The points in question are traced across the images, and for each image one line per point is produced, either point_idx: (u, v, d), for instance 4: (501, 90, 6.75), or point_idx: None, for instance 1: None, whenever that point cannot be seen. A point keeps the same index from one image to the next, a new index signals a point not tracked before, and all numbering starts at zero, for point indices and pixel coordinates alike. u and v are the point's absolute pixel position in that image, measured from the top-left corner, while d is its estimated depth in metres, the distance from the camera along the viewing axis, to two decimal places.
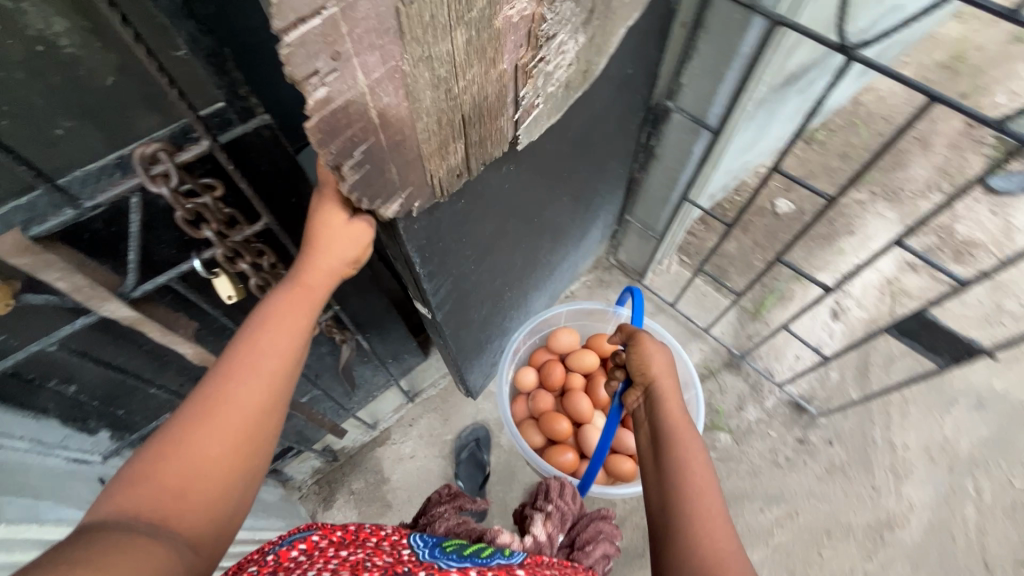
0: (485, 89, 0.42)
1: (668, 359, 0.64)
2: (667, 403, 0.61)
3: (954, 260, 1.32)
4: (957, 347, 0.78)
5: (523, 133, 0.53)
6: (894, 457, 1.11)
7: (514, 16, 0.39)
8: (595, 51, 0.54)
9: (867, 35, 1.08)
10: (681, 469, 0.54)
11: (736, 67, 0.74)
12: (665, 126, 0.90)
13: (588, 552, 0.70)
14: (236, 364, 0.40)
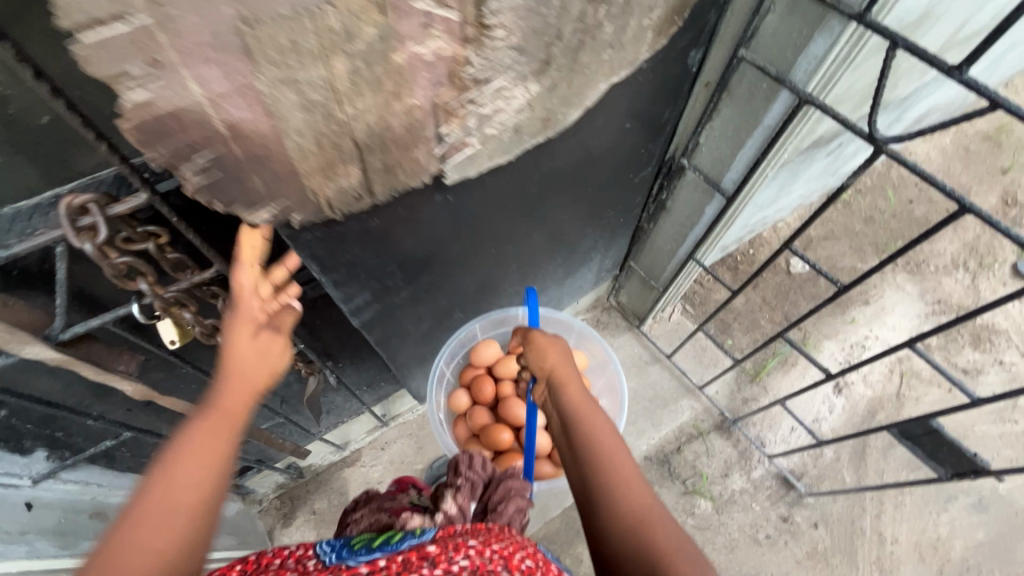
0: (386, 120, 0.41)
1: (565, 352, 0.72)
2: (571, 391, 0.68)
3: (972, 345, 1.25)
4: (961, 461, 0.73)
5: (450, 168, 0.51)
6: (881, 552, 1.05)
7: (427, 54, 0.38)
8: (557, 100, 0.52)
9: (903, 103, 1.03)
10: (596, 444, 0.61)
11: (758, 136, 0.69)
12: (678, 182, 0.85)
13: (500, 511, 0.64)
14: (151, 501, 0.36)
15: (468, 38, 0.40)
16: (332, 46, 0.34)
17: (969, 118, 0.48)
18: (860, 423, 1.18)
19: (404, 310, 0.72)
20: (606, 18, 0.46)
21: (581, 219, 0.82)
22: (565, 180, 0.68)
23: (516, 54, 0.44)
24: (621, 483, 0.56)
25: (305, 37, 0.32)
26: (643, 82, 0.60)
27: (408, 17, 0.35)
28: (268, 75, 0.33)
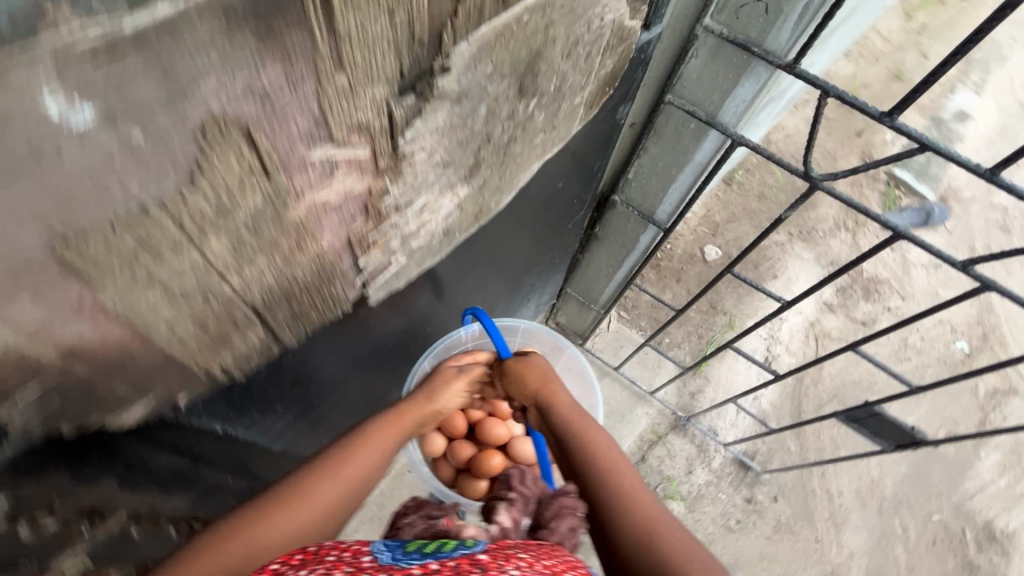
0: (285, 275, 0.30)
1: (545, 368, 0.66)
2: (562, 408, 0.63)
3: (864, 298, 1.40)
4: (900, 433, 0.80)
5: (374, 290, 0.38)
6: (832, 507, 1.15)
7: (331, 198, 0.29)
8: (491, 192, 0.42)
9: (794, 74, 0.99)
10: (597, 462, 0.57)
11: (689, 172, 0.68)
12: (609, 215, 0.83)
13: (551, 527, 0.51)
14: (330, 466, 0.48)
15: (382, 168, 0.29)
16: (199, 230, 0.25)
17: (902, 157, 0.51)
18: (796, 408, 1.22)
19: (331, 412, 0.59)
20: (538, 106, 0.37)
21: (518, 274, 0.78)
22: (505, 250, 0.63)
23: (440, 169, 0.33)
24: (628, 499, 0.52)
25: (157, 230, 0.23)
26: (573, 147, 0.53)
27: (303, 171, 0.26)
28: (113, 284, 0.24)
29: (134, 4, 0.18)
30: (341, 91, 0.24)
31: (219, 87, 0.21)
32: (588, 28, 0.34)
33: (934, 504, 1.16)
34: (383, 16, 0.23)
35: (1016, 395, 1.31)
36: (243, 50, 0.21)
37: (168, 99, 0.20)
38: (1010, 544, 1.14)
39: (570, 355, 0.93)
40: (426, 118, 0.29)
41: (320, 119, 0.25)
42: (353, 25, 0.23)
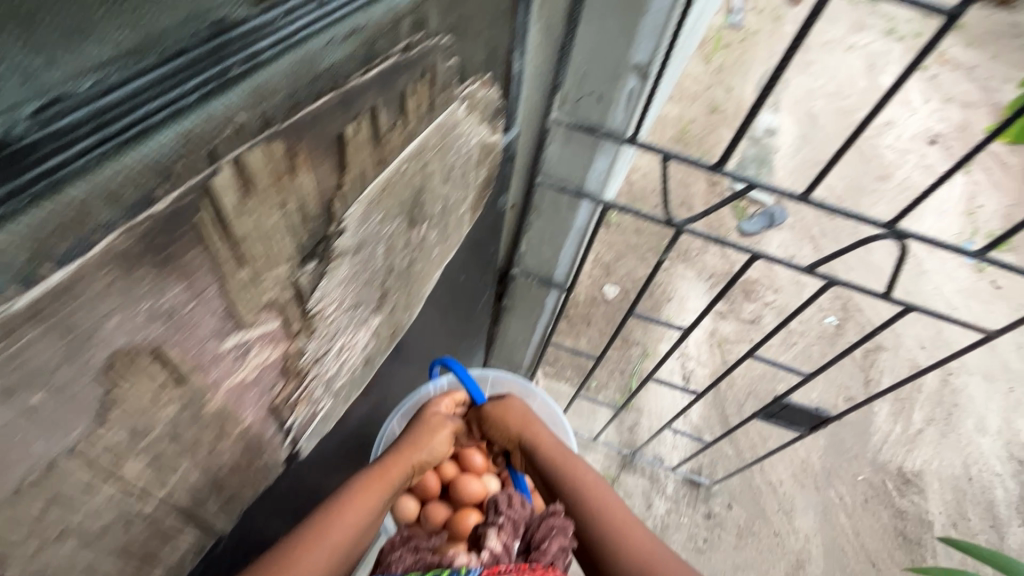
0: (216, 461, 0.34)
1: (524, 412, 0.79)
2: (542, 443, 0.77)
3: (746, 299, 1.58)
4: (810, 417, 0.90)
5: (303, 442, 0.41)
6: (778, 497, 1.23)
7: (252, 372, 0.33)
8: (399, 313, 0.45)
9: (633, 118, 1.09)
10: (578, 487, 0.71)
11: (573, 238, 0.75)
12: (512, 286, 0.87)
13: (544, 551, 0.60)
14: (333, 516, 0.57)
15: (296, 331, 0.35)
16: (116, 460, 0.27)
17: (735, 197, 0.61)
18: (722, 415, 1.32)
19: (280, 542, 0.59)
20: (429, 229, 0.42)
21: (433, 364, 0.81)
22: (420, 343, 0.68)
23: (352, 312, 0.38)
24: (615, 526, 0.66)
25: (65, 484, 0.26)
26: (463, 246, 0.58)
27: (218, 362, 0.31)
28: (23, 554, 0.25)
29: (25, 282, 0.20)
30: (244, 285, 0.30)
31: (121, 323, 0.25)
32: (457, 154, 0.41)
33: (855, 466, 1.30)
34: (279, 209, 0.29)
35: (882, 350, 1.53)
36: (141, 285, 0.24)
37: (70, 353, 0.23)
38: (922, 483, 1.29)
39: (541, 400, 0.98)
40: (330, 277, 0.34)
41: (227, 314, 0.30)
42: (251, 224, 0.28)
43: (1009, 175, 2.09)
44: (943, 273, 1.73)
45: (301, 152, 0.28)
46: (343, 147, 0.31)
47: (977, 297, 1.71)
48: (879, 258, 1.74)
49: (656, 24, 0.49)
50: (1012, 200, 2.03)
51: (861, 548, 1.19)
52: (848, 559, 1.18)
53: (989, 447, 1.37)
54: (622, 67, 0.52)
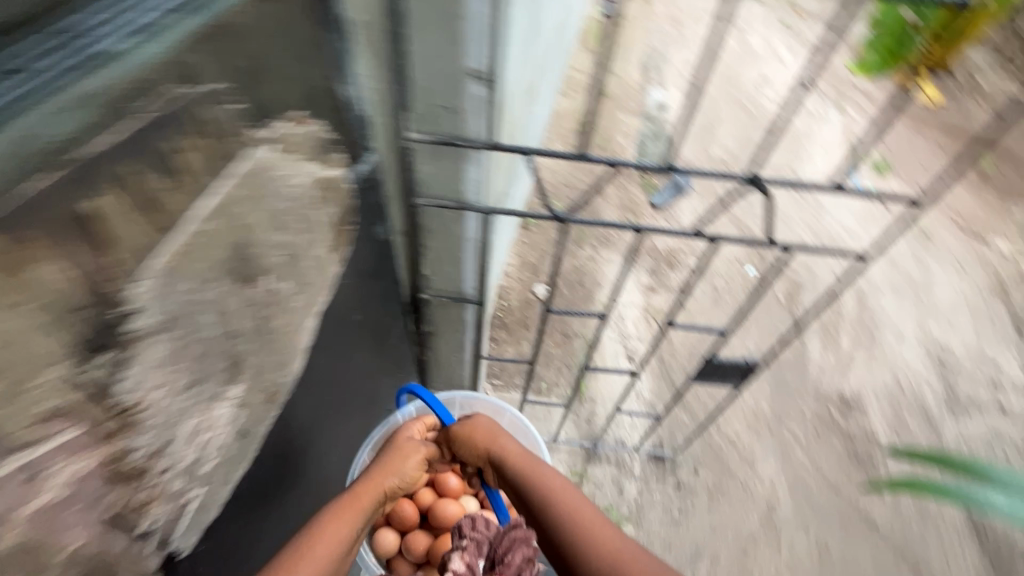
0: (58, 546, 0.40)
1: (490, 427, 0.84)
2: (511, 455, 0.81)
3: (671, 268, 1.63)
4: (742, 368, 0.93)
5: (162, 505, 0.50)
6: (739, 450, 1.27)
7: (75, 460, 0.40)
8: (253, 379, 0.56)
9: (521, 119, 1.11)
10: (549, 493, 0.74)
11: (471, 251, 0.74)
12: (427, 310, 0.85)
13: (508, 563, 0.70)
14: (310, 544, 0.66)
15: (120, 414, 0.42)
16: None
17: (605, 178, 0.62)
18: (671, 384, 1.35)
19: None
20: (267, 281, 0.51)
21: (353, 404, 0.80)
22: (318, 379, 0.68)
23: (182, 385, 0.47)
24: (584, 528, 0.68)
25: None
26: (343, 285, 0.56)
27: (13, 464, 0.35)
28: None
29: None
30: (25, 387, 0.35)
31: None
32: (282, 194, 0.50)
33: (801, 402, 1.36)
34: (31, 306, 0.34)
35: (801, 288, 1.62)
36: None
37: None
38: (862, 402, 1.37)
39: (511, 416, 1.03)
40: (141, 361, 0.42)
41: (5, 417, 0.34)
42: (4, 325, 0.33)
43: (876, 104, 2.28)
44: (839, 206, 1.87)
45: (48, 249, 0.34)
46: (108, 230, 0.37)
47: (872, 220, 1.85)
48: (781, 203, 1.85)
49: (481, 36, 0.49)
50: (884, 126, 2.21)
51: (824, 478, 1.24)
52: (813, 492, 1.22)
53: (912, 353, 1.47)
54: (457, 76, 0.52)
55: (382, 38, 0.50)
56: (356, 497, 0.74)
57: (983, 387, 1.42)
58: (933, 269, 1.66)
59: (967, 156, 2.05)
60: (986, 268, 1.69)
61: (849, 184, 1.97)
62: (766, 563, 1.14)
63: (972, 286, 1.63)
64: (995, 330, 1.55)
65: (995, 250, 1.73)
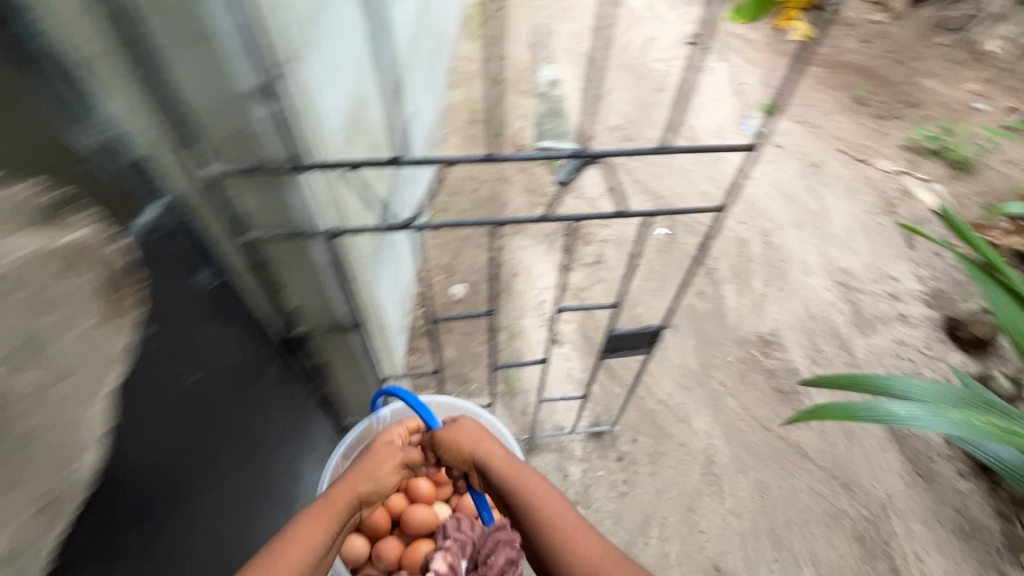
0: None
1: (475, 429, 0.79)
2: (504, 464, 0.75)
3: (584, 243, 1.64)
4: (643, 335, 0.93)
5: None
6: (672, 410, 1.28)
7: None
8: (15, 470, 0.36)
9: (390, 126, 1.08)
10: (544, 512, 0.68)
11: (331, 277, 0.69)
12: (311, 344, 0.80)
13: (490, 566, 0.73)
14: (271, 557, 0.60)
15: None
16: None
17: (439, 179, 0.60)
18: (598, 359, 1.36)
19: None
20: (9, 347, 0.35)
21: (246, 455, 0.73)
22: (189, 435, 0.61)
23: None
24: (572, 536, 0.65)
25: None
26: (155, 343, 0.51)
27: None
28: None
29: None
30: None
31: None
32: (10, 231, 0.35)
33: (724, 350, 1.40)
34: None
35: (711, 239, 1.65)
36: None
37: None
38: (779, 338, 1.42)
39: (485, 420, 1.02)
40: None
41: None
42: None
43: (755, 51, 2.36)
44: (734, 152, 1.92)
45: None
46: None
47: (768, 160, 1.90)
48: (681, 159, 1.89)
49: (246, 49, 0.45)
50: (765, 71, 2.29)
51: (754, 419, 1.28)
52: (747, 434, 1.26)
53: (817, 282, 1.53)
54: (236, 98, 0.47)
55: (135, 75, 0.45)
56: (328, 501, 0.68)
57: (886, 301, 1.49)
58: (826, 199, 1.75)
59: (842, 85, 2.15)
60: (873, 189, 1.78)
61: (740, 129, 2.01)
62: (713, 515, 1.14)
63: (863, 209, 1.72)
64: (889, 246, 1.63)
65: (879, 170, 1.83)
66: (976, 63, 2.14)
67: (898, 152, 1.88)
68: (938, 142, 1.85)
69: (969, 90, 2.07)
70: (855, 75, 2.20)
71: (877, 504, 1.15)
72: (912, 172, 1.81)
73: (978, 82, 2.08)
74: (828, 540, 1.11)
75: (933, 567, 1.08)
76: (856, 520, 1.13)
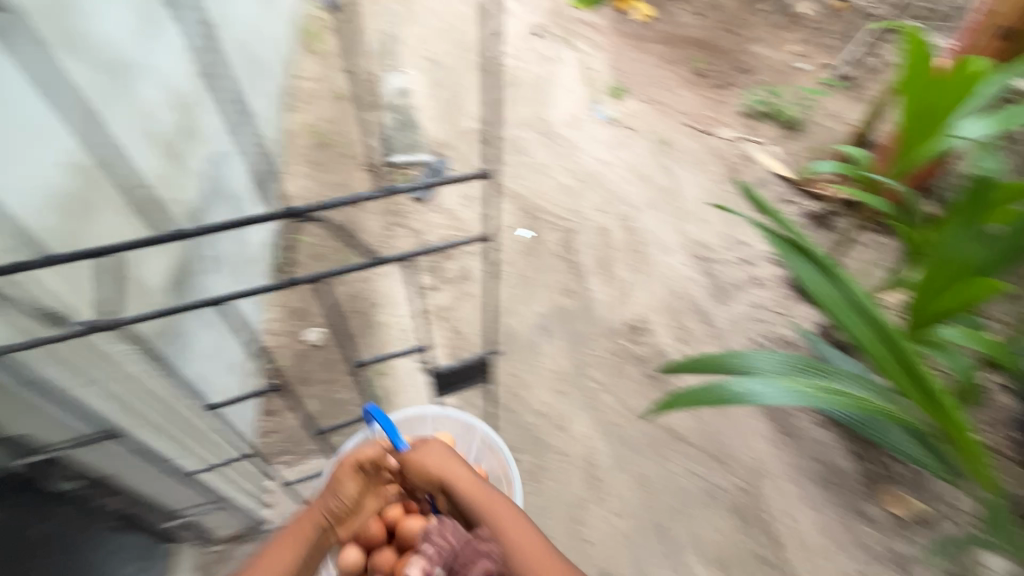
0: None
1: (441, 453, 0.84)
2: (465, 485, 0.82)
3: (445, 258, 1.57)
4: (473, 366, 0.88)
5: None
6: (548, 420, 1.26)
7: None
8: None
9: (164, 183, 0.97)
10: (498, 533, 0.76)
11: (40, 392, 0.58)
12: (67, 461, 0.69)
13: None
14: None
15: None
16: None
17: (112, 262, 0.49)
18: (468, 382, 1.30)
19: None
20: None
21: None
22: None
23: None
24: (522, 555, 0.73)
25: None
26: None
27: None
28: None
29: None
30: None
31: None
32: None
33: (594, 346, 1.39)
34: None
35: (573, 233, 1.64)
36: None
37: None
38: (646, 323, 1.43)
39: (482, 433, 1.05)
40: None
41: None
42: None
43: (601, 34, 2.38)
44: (588, 140, 1.92)
45: None
46: None
47: (621, 143, 1.91)
48: (537, 156, 1.87)
49: None
50: (612, 54, 2.28)
51: (628, 411, 1.28)
52: (623, 428, 1.25)
53: (676, 260, 1.56)
54: None
55: None
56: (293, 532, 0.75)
57: (740, 267, 1.54)
58: (678, 174, 1.79)
59: (682, 61, 2.22)
60: (719, 158, 1.84)
61: (592, 115, 2.02)
62: (597, 521, 1.13)
63: (712, 179, 1.78)
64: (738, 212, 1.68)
65: (722, 138, 1.89)
66: (795, 26, 2.23)
67: (737, 119, 1.95)
68: (769, 105, 1.93)
69: (791, 51, 2.15)
70: (693, 48, 2.27)
71: (749, 472, 1.18)
72: (751, 137, 1.88)
73: (799, 43, 2.17)
74: (708, 519, 1.13)
75: (803, 523, 1.12)
76: (732, 492, 1.15)
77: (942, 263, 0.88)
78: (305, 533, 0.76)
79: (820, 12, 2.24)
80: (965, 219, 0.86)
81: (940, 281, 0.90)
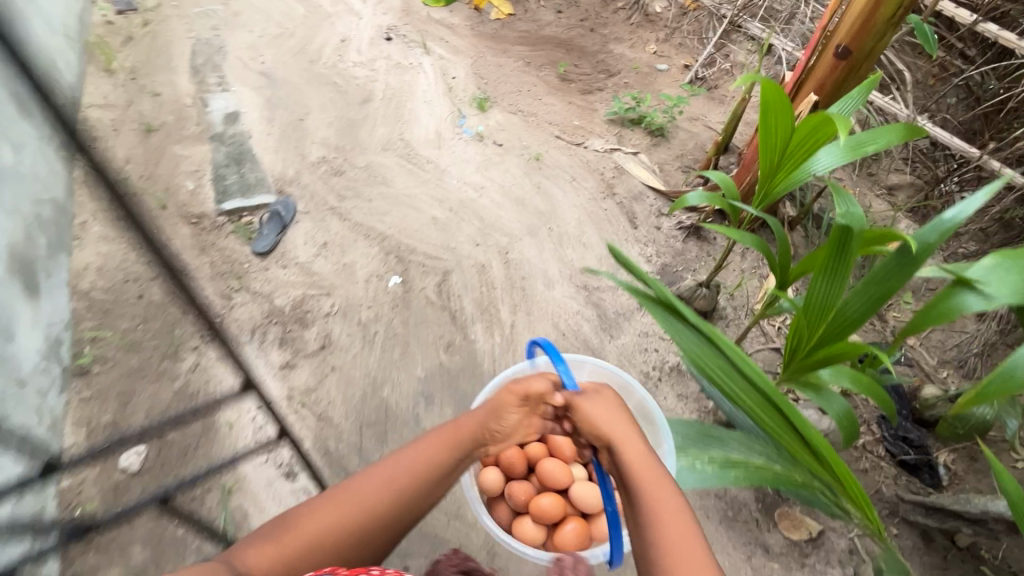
0: None
1: (614, 405, 0.81)
2: (631, 453, 0.76)
3: (303, 326, 1.33)
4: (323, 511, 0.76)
5: None
6: (441, 510, 1.13)
7: None
8: None
9: None
10: (645, 502, 0.71)
11: None
12: None
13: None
14: (388, 471, 0.80)
15: None
16: None
17: None
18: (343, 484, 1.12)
19: None
20: None
21: None
22: None
23: None
24: (658, 528, 0.68)
25: None
26: None
27: None
28: None
29: None
30: None
31: None
32: None
33: None
34: None
35: (450, 274, 1.47)
36: None
37: None
38: None
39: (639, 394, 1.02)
40: None
41: None
42: None
43: (459, 36, 2.18)
44: (457, 161, 1.75)
45: None
46: None
47: (491, 163, 1.76)
48: (401, 185, 1.66)
49: None
50: (472, 59, 2.10)
51: None
52: None
53: (561, 293, 1.47)
54: None
55: None
56: (449, 430, 0.84)
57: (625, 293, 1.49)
58: (553, 194, 1.69)
59: (547, 64, 2.10)
60: (594, 172, 1.76)
61: (458, 131, 1.84)
62: None
63: (587, 196, 1.69)
64: (616, 230, 1.62)
65: (594, 150, 1.82)
66: (652, 22, 2.20)
67: (606, 127, 1.88)
68: (636, 111, 1.88)
69: (651, 51, 2.12)
70: (556, 49, 2.16)
71: None
72: (621, 147, 1.82)
73: (657, 42, 2.14)
74: None
75: None
76: None
77: (810, 308, 0.88)
78: (461, 434, 0.85)
79: (673, 11, 2.18)
80: (828, 265, 0.85)
81: (810, 327, 0.90)
